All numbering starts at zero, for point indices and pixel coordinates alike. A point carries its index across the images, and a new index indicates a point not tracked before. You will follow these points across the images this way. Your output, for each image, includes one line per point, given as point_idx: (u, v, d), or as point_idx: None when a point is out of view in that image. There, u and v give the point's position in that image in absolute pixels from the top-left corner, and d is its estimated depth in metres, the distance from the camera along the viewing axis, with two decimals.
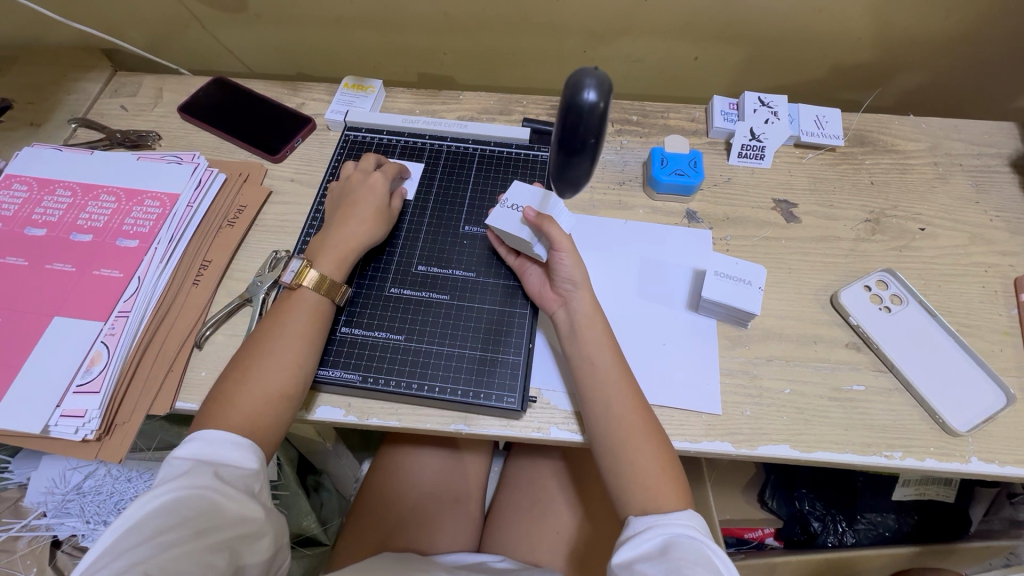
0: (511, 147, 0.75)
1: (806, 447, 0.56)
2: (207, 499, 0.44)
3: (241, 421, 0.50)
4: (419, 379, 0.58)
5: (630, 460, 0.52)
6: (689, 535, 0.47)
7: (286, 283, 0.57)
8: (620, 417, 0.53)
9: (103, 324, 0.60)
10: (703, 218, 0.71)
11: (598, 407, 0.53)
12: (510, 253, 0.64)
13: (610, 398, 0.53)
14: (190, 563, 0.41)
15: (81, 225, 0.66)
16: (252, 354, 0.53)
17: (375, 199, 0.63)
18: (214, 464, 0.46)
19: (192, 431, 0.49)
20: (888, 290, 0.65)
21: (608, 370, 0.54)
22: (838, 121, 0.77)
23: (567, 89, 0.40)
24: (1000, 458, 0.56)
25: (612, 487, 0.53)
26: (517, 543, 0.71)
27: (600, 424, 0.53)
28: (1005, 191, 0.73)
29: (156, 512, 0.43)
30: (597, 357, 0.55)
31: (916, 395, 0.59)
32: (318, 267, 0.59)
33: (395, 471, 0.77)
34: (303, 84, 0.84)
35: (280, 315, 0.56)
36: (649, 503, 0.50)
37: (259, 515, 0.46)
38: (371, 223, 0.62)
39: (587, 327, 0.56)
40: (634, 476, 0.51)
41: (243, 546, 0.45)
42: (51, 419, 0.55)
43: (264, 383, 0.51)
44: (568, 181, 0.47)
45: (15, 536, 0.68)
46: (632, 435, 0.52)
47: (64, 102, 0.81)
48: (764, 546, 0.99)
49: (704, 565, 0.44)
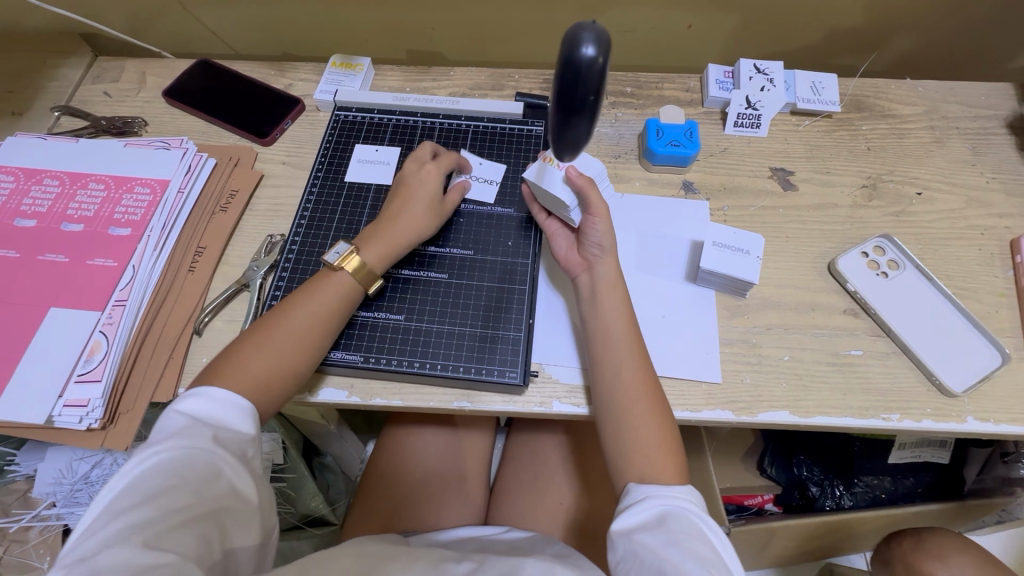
0: (504, 123, 0.74)
1: (804, 413, 0.57)
2: (205, 464, 0.44)
3: (251, 391, 0.50)
4: (420, 357, 0.58)
5: (632, 429, 0.52)
6: (688, 509, 0.48)
7: (328, 263, 0.57)
8: (627, 387, 0.53)
9: (100, 314, 0.59)
10: (700, 189, 0.70)
11: (605, 377, 0.54)
12: (541, 211, 0.64)
13: (620, 370, 0.54)
14: (189, 525, 0.42)
15: (71, 215, 0.65)
16: (268, 322, 0.54)
17: (429, 192, 0.62)
18: (214, 430, 0.47)
19: (194, 387, 0.50)
20: (885, 256, 0.65)
21: (620, 343, 0.55)
22: (834, 86, 0.76)
23: (563, 46, 0.39)
24: (995, 417, 0.57)
25: (614, 457, 0.53)
26: (522, 516, 0.72)
27: (606, 393, 0.54)
28: (1001, 153, 0.73)
29: (158, 469, 0.43)
30: (611, 328, 0.55)
31: (913, 357, 0.59)
32: (364, 256, 0.58)
33: (403, 451, 0.78)
34: (290, 64, 0.82)
35: (311, 292, 0.55)
36: (647, 472, 0.51)
37: (251, 490, 0.46)
38: (421, 220, 0.61)
39: (600, 297, 0.57)
40: (634, 444, 0.52)
41: (235, 523, 0.44)
42: (55, 409, 0.55)
43: (281, 357, 0.52)
44: (569, 146, 0.46)
45: (26, 526, 0.72)
46: (636, 407, 0.53)
47: (46, 90, 0.79)
48: (763, 511, 1.02)
49: (701, 539, 0.46)
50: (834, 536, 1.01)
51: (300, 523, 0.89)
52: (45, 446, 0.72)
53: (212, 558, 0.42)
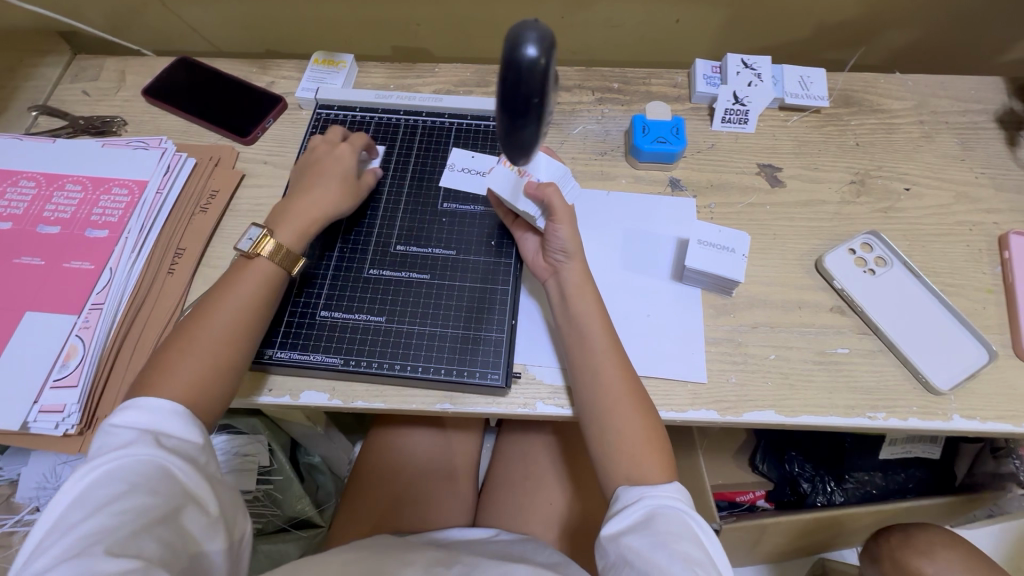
0: (489, 120, 0.73)
1: (790, 412, 0.57)
2: (152, 470, 0.43)
3: (183, 390, 0.49)
4: (400, 359, 0.57)
5: (617, 429, 0.52)
6: (676, 509, 0.47)
7: (243, 252, 0.55)
8: (607, 385, 0.53)
9: (76, 317, 0.58)
10: (686, 186, 0.70)
11: (586, 377, 0.53)
12: (510, 216, 0.63)
13: (599, 369, 0.53)
14: (143, 535, 0.40)
15: (47, 217, 0.64)
16: (195, 322, 0.52)
17: (343, 169, 0.62)
18: (159, 432, 0.46)
19: (125, 401, 0.48)
20: (872, 253, 0.64)
21: (595, 342, 0.54)
22: (823, 81, 0.75)
23: (505, 46, 0.37)
24: (982, 414, 0.56)
25: (599, 459, 0.53)
26: (509, 517, 0.71)
27: (587, 396, 0.53)
28: (991, 147, 0.73)
29: (102, 484, 0.42)
30: (589, 326, 0.55)
31: (900, 355, 0.59)
32: (278, 237, 0.57)
33: (390, 452, 0.77)
34: (272, 62, 0.81)
35: (232, 283, 0.54)
36: (634, 473, 0.50)
37: (207, 489, 0.45)
38: (337, 192, 0.61)
39: (580, 294, 0.56)
40: (618, 446, 0.51)
41: (194, 523, 0.43)
42: (30, 416, 0.54)
43: (208, 348, 0.51)
44: (518, 152, 0.43)
45: (9, 531, 0.72)
46: (619, 405, 0.52)
47: (23, 89, 0.77)
48: (755, 507, 1.01)
49: (690, 538, 0.45)
50: (825, 532, 1.01)
51: (288, 525, 0.88)
52: (28, 451, 0.72)
53: (173, 558, 0.41)
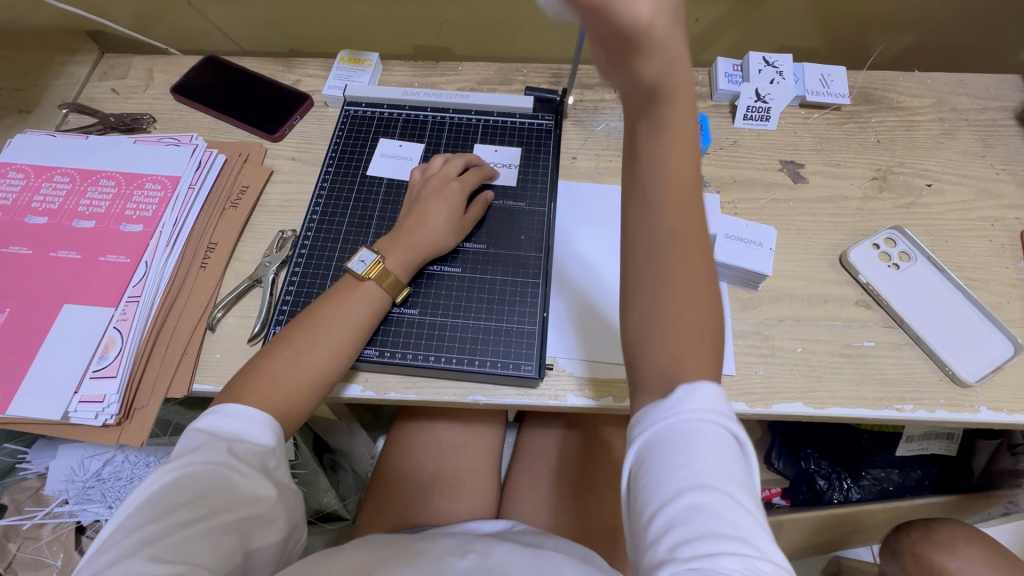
0: (514, 117, 0.73)
1: (819, 404, 0.57)
2: (219, 477, 0.44)
3: (282, 400, 0.50)
4: (435, 351, 0.58)
5: (668, 313, 0.41)
6: (709, 425, 0.38)
7: (355, 273, 0.57)
8: (669, 286, 0.41)
9: (114, 310, 0.59)
10: (710, 182, 0.70)
11: (641, 268, 0.42)
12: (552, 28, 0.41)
13: (667, 234, 0.41)
14: (202, 543, 0.42)
15: (82, 211, 0.65)
16: (294, 335, 0.53)
17: (451, 209, 0.61)
18: (230, 440, 0.47)
19: (216, 404, 0.50)
20: (896, 248, 0.65)
21: (667, 204, 0.41)
22: (843, 79, 0.76)
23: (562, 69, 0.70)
24: (1008, 406, 0.57)
25: (631, 343, 0.42)
26: (535, 510, 0.72)
27: (640, 269, 0.42)
28: (1011, 144, 0.73)
29: (170, 488, 0.44)
30: (662, 195, 0.41)
31: (925, 348, 0.59)
32: (390, 263, 0.58)
33: (414, 447, 0.78)
34: (297, 61, 0.82)
35: (341, 301, 0.55)
36: (670, 367, 0.40)
37: (270, 496, 0.46)
38: (441, 233, 0.61)
39: (662, 140, 0.40)
40: (662, 334, 0.41)
41: (254, 528, 0.45)
42: (71, 406, 0.55)
43: (311, 364, 0.52)
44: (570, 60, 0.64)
45: (40, 523, 0.72)
46: (682, 283, 0.41)
47: (54, 87, 0.79)
48: (770, 504, 1.03)
49: (724, 458, 0.37)
50: (841, 529, 1.02)
51: (314, 519, 0.89)
52: (57, 443, 0.75)
53: (229, 563, 0.43)
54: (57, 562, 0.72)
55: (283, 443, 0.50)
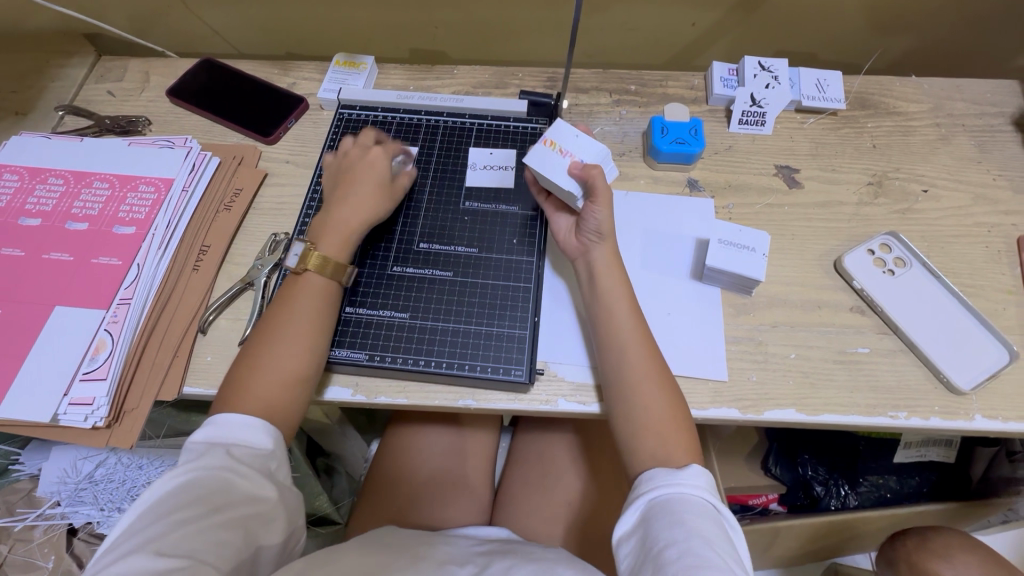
0: (508, 121, 0.73)
1: (811, 411, 0.57)
2: (219, 479, 0.45)
3: (263, 402, 0.50)
4: (425, 355, 0.58)
5: (643, 404, 0.52)
6: (698, 495, 0.47)
7: (291, 268, 0.57)
8: (635, 387, 0.53)
9: (105, 312, 0.59)
10: (704, 187, 0.70)
11: (614, 368, 0.54)
12: (541, 194, 0.64)
13: (623, 332, 0.55)
14: (204, 540, 0.42)
15: (76, 214, 0.65)
16: (269, 336, 0.53)
17: (376, 176, 0.63)
18: (229, 444, 0.47)
19: (214, 412, 0.50)
20: (892, 254, 0.65)
21: (624, 314, 0.55)
22: (839, 84, 0.75)
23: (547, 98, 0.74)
24: (1003, 415, 0.56)
25: (621, 432, 0.53)
26: (528, 516, 0.71)
27: (612, 371, 0.54)
28: (1008, 150, 0.73)
29: (172, 491, 0.44)
30: (615, 310, 0.56)
31: (919, 355, 0.59)
32: (325, 249, 0.58)
33: (408, 450, 0.78)
34: (293, 64, 0.82)
35: (286, 300, 0.55)
36: (659, 451, 0.51)
37: (271, 497, 0.47)
38: (375, 204, 0.62)
39: (609, 266, 0.57)
40: (645, 422, 0.52)
41: (255, 527, 0.45)
42: (60, 408, 0.55)
43: (282, 364, 0.52)
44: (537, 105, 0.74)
45: (31, 525, 0.72)
46: (645, 380, 0.53)
47: (50, 89, 0.79)
48: (768, 510, 1.01)
49: (710, 519, 0.46)
50: (838, 536, 1.01)
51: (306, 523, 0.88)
52: (49, 445, 0.74)
53: (232, 561, 0.43)
54: (48, 565, 0.72)
55: (282, 446, 0.50)
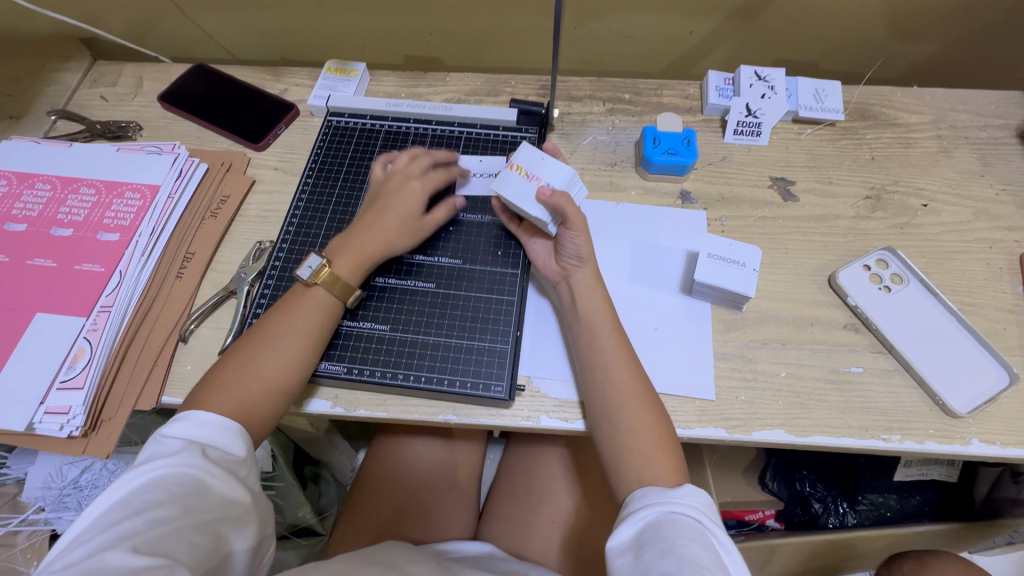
0: (498, 129, 0.72)
1: (801, 432, 0.55)
2: (196, 479, 0.43)
3: (238, 412, 0.49)
4: (404, 369, 0.57)
5: (629, 426, 0.51)
6: (692, 517, 0.44)
7: (302, 280, 0.56)
8: (619, 408, 0.52)
9: (85, 319, 0.59)
10: (697, 199, 0.69)
11: (597, 389, 0.53)
12: (513, 220, 0.63)
13: (604, 351, 0.54)
14: (179, 540, 0.40)
15: (61, 219, 0.65)
16: (249, 346, 0.52)
17: (407, 207, 0.60)
18: (204, 444, 0.46)
19: (182, 412, 0.48)
20: (888, 270, 0.63)
21: (605, 332, 0.54)
22: (838, 94, 0.73)
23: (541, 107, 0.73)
24: (1001, 439, 0.54)
25: (606, 454, 0.52)
26: (513, 533, 0.70)
27: (595, 392, 0.53)
28: (1012, 164, 0.71)
29: (145, 489, 0.42)
30: (598, 330, 0.55)
31: (915, 375, 0.57)
32: (336, 267, 0.57)
33: (394, 463, 0.76)
34: (286, 70, 0.82)
35: (289, 311, 0.54)
36: (645, 473, 0.49)
37: (245, 500, 0.45)
38: (393, 233, 0.59)
39: (592, 287, 0.57)
40: (629, 443, 0.50)
41: (230, 529, 0.44)
42: (36, 417, 0.54)
43: (264, 373, 0.51)
44: (526, 113, 0.73)
45: (14, 530, 0.72)
46: (628, 403, 0.52)
47: (44, 94, 0.79)
48: (765, 526, 0.97)
49: (701, 543, 0.42)
50: (836, 555, 0.99)
51: (288, 533, 0.87)
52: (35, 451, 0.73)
53: (206, 562, 0.41)
54: (30, 570, 0.70)
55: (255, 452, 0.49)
